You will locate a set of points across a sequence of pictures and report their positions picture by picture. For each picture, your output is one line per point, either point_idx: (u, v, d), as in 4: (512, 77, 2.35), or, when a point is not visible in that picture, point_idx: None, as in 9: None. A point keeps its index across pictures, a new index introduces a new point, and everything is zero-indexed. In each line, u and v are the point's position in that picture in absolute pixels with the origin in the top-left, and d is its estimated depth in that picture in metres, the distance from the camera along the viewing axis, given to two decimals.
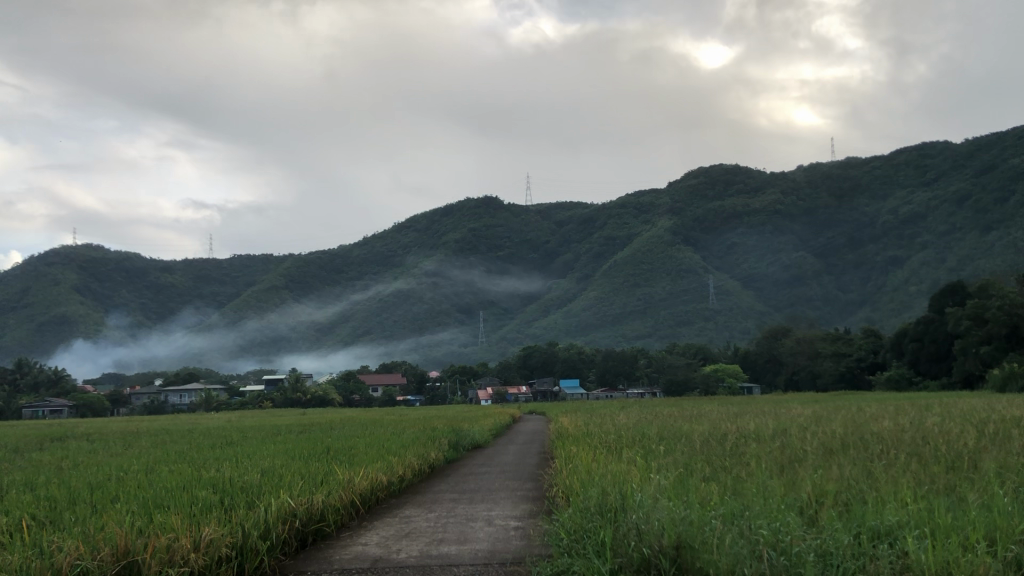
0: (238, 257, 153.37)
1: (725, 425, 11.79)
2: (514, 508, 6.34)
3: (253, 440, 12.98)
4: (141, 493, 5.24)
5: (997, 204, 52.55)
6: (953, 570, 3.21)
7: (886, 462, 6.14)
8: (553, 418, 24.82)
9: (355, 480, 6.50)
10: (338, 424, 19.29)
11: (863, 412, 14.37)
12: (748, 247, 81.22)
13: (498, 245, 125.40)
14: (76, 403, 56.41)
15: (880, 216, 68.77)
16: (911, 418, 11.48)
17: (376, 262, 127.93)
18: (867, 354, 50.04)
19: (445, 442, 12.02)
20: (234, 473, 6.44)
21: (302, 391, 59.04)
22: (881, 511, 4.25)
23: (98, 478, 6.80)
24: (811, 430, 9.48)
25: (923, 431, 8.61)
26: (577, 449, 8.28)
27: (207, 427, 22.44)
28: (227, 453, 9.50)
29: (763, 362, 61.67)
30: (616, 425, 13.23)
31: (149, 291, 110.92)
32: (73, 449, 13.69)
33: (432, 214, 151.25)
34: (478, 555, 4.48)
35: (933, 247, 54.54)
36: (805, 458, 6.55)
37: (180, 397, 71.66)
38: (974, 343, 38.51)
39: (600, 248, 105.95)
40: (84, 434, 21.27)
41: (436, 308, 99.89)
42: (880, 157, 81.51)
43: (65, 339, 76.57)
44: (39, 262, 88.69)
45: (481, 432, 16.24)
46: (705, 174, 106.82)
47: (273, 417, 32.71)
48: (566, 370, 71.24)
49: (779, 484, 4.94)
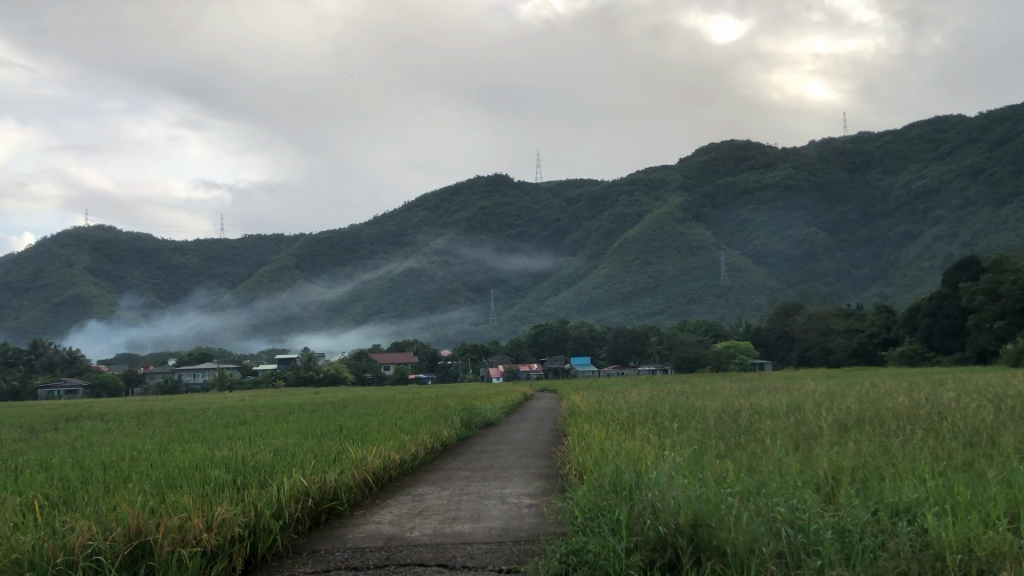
0: (249, 237, 153.67)
1: (738, 401, 11.78)
2: (527, 485, 6.32)
3: (267, 418, 12.97)
4: (152, 472, 5.23)
5: (1011, 177, 52.08)
6: (978, 549, 3.17)
7: (903, 438, 6.06)
8: (565, 395, 24.81)
9: (368, 458, 6.49)
10: (351, 402, 19.47)
11: (878, 387, 14.40)
12: (759, 223, 80.97)
13: (509, 224, 125.24)
14: (91, 384, 56.79)
15: (893, 190, 68.38)
16: (926, 393, 11.31)
17: (387, 241, 128.00)
18: (879, 329, 49.92)
19: (457, 420, 11.99)
20: (247, 452, 6.41)
21: (314, 369, 59.39)
22: (900, 487, 4.19)
23: (112, 457, 6.81)
24: (825, 406, 9.38)
25: (938, 406, 8.49)
26: (589, 427, 8.21)
27: (220, 405, 22.62)
28: (240, 431, 9.54)
29: (775, 338, 61.86)
30: (628, 402, 13.22)
31: (161, 271, 111.39)
32: (88, 429, 13.86)
33: (442, 192, 151.04)
34: (492, 533, 4.46)
35: (947, 221, 54.24)
36: (821, 433, 6.49)
37: (193, 375, 72.09)
38: (989, 318, 38.41)
39: (611, 225, 105.70)
40: (97, 413, 21.42)
41: (447, 286, 99.91)
42: (893, 131, 80.82)
43: (79, 319, 77.01)
44: (52, 244, 88.96)
45: (492, 408, 16.27)
46: (716, 149, 106.10)
47: (287, 396, 32.89)
48: (578, 347, 71.41)
49: (794, 461, 4.90)
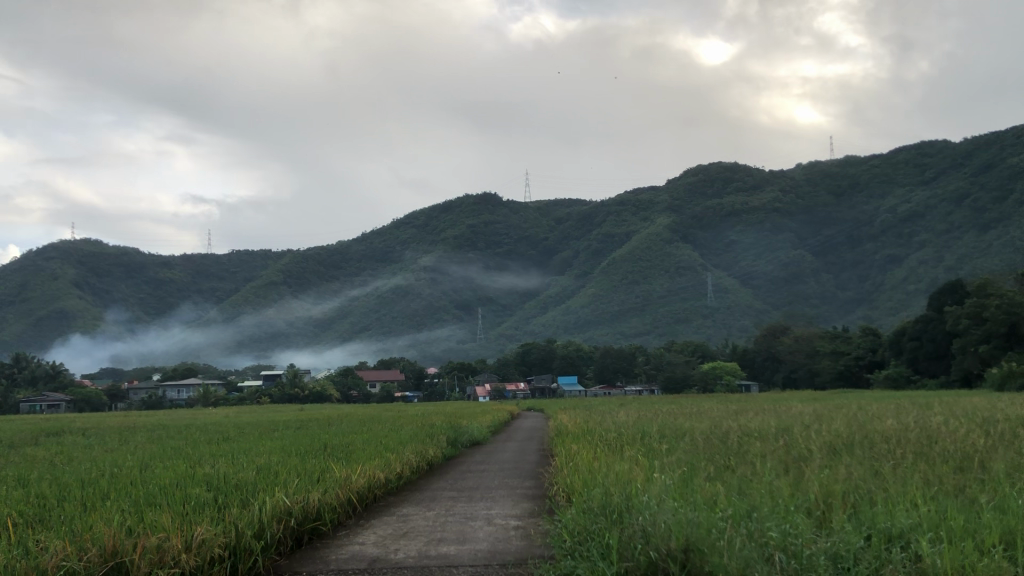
0: (237, 253, 153.16)
1: (725, 423, 11.75)
2: (514, 506, 6.24)
3: (252, 434, 12.80)
4: (133, 489, 5.13)
5: (995, 202, 52.57)
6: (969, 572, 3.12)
7: (895, 462, 5.99)
8: (553, 415, 24.72)
9: (352, 477, 6.40)
10: (336, 420, 19.34)
11: (865, 411, 14.45)
12: (746, 245, 81.33)
13: (497, 243, 125.26)
14: (74, 398, 56.27)
15: (879, 214, 68.81)
16: (914, 416, 11.23)
17: (374, 257, 127.89)
18: (865, 352, 50.21)
19: (444, 440, 11.87)
20: (229, 470, 6.33)
21: (300, 386, 59.07)
22: (892, 512, 4.13)
23: (92, 474, 6.70)
24: (814, 428, 9.31)
25: (927, 430, 8.42)
26: (578, 447, 8.14)
27: (205, 422, 22.43)
28: (225, 449, 9.44)
29: (761, 360, 61.86)
30: (615, 423, 13.15)
31: (148, 285, 110.77)
32: (69, 444, 13.70)
33: (430, 210, 151.21)
34: (478, 556, 4.37)
35: (932, 246, 54.59)
36: (812, 456, 6.44)
37: (178, 391, 71.55)
38: (974, 341, 38.62)
39: (599, 245, 105.84)
40: (80, 429, 21.16)
41: (435, 304, 99.73)
42: (879, 156, 81.54)
43: (64, 333, 76.39)
44: (37, 258, 88.29)
45: (479, 427, 16.15)
46: (704, 171, 106.68)
47: (273, 413, 32.66)
48: (565, 366, 71.30)
49: (785, 484, 4.84)
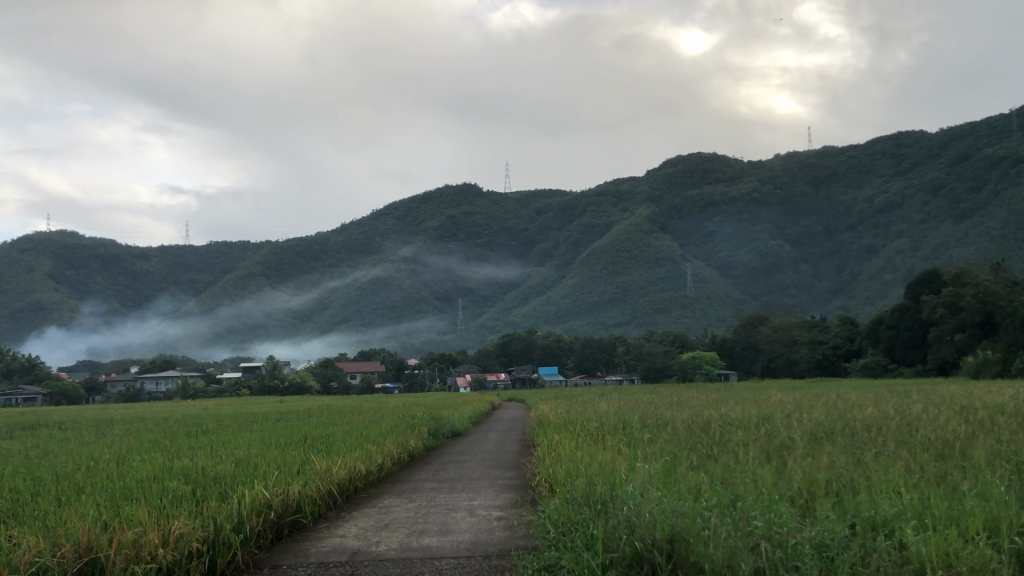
0: (214, 245, 152.04)
1: (707, 412, 11.79)
2: (497, 496, 6.21)
3: (231, 427, 12.73)
4: (109, 484, 5.04)
5: (971, 192, 52.99)
6: (954, 563, 3.10)
7: (877, 449, 6.02)
8: (534, 404, 24.73)
9: (333, 469, 6.33)
10: (315, 411, 19.30)
11: (844, 399, 14.59)
12: (725, 235, 81.72)
13: (477, 233, 125.02)
14: (50, 392, 55.69)
15: (856, 204, 69.35)
16: (893, 405, 11.33)
17: (353, 248, 127.12)
18: (842, 341, 50.34)
19: (425, 430, 11.83)
20: (208, 462, 6.28)
21: (280, 378, 58.78)
22: (878, 500, 4.12)
23: (69, 467, 6.62)
24: (796, 417, 9.35)
25: (908, 418, 8.46)
26: (560, 436, 8.15)
27: (184, 414, 22.28)
28: (203, 441, 9.37)
29: (740, 349, 62.10)
30: (595, 413, 13.18)
31: (125, 277, 109.74)
32: (45, 437, 13.54)
33: (410, 200, 150.56)
34: (461, 547, 4.33)
35: (909, 235, 55.14)
36: (794, 444, 6.46)
37: (156, 383, 71.01)
38: (949, 331, 39.16)
39: (579, 235, 105.92)
40: (56, 422, 20.97)
41: (415, 295, 99.39)
42: (857, 146, 82.00)
43: (39, 325, 75.48)
44: (13, 249, 87.23)
45: (461, 419, 16.08)
46: (684, 162, 106.86)
47: (251, 404, 32.47)
48: (545, 357, 71.31)
49: (770, 472, 4.85)
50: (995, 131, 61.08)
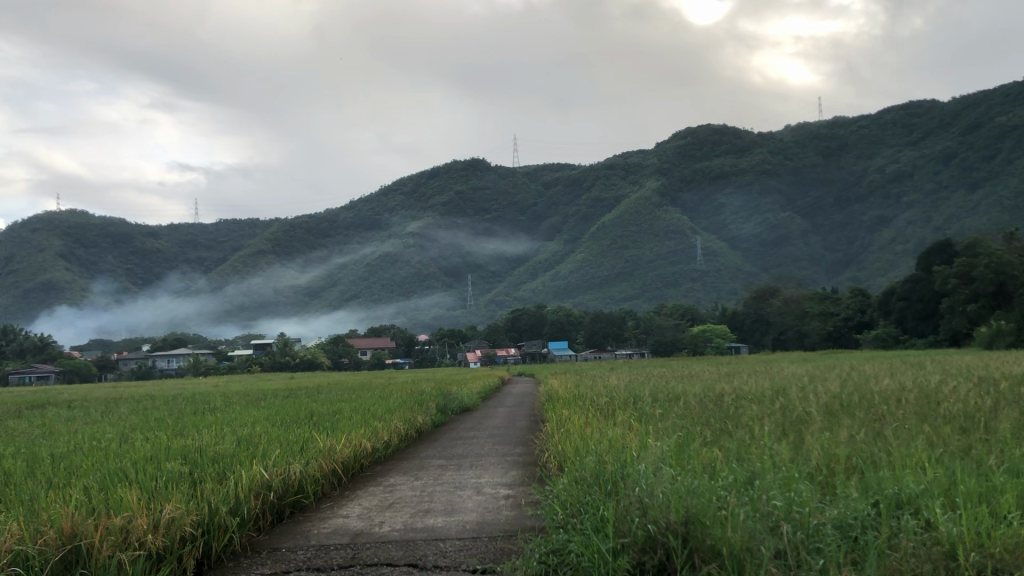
0: (223, 223, 151.89)
1: (718, 384, 11.73)
2: (503, 474, 6.07)
3: (237, 405, 12.56)
4: (106, 465, 4.90)
5: (983, 161, 52.63)
6: (976, 549, 2.88)
7: (895, 423, 5.82)
8: (542, 380, 24.67)
9: (336, 446, 6.17)
10: (324, 386, 19.25)
11: (856, 370, 14.55)
12: (733, 208, 81.51)
13: (485, 209, 124.95)
14: (63, 370, 55.94)
15: (867, 175, 69.05)
16: (910, 376, 11.15)
17: (361, 224, 126.86)
18: (854, 313, 49.66)
19: (433, 406, 11.67)
20: (207, 442, 6.07)
21: (290, 354, 58.88)
22: (903, 476, 3.92)
23: (69, 446, 6.56)
24: (808, 390, 9.16)
25: (923, 390, 8.27)
26: (568, 412, 7.99)
27: (192, 392, 22.20)
28: (206, 420, 9.14)
29: (751, 322, 61.63)
30: (605, 387, 13.07)
31: (135, 254, 109.81)
32: (52, 417, 13.43)
33: (418, 176, 150.27)
34: (466, 528, 4.16)
35: (920, 206, 54.92)
36: (809, 419, 6.27)
37: (167, 361, 71.21)
38: (961, 302, 38.66)
39: (588, 209, 105.64)
40: (65, 400, 20.89)
41: (423, 270, 99.34)
42: (869, 116, 81.54)
43: (50, 304, 75.48)
44: (23, 228, 87.00)
45: (468, 393, 15.93)
46: (692, 134, 106.05)
47: (262, 382, 32.41)
48: (555, 331, 71.02)
49: (787, 448, 4.67)
50: (1007, 98, 60.55)
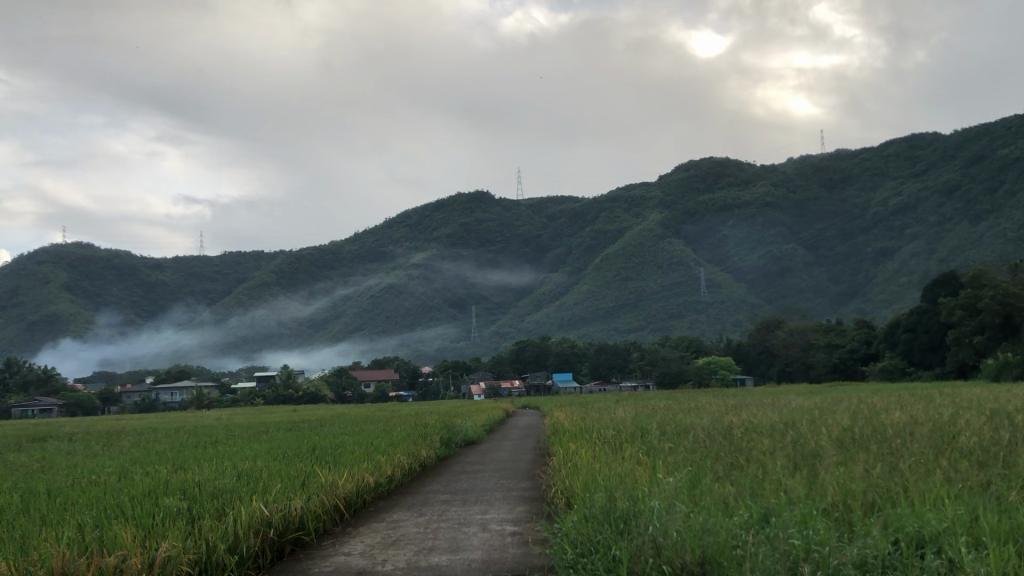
0: (228, 256, 152.16)
1: (727, 418, 11.58)
2: (509, 510, 5.92)
3: (239, 438, 12.35)
4: (103, 500, 4.81)
5: (986, 193, 52.69)
6: None
7: (911, 457, 5.68)
8: (548, 412, 24.55)
9: (338, 482, 6.06)
10: (329, 421, 18.99)
11: (866, 402, 14.37)
12: (738, 240, 81.64)
13: (489, 240, 125.22)
14: (66, 403, 55.68)
15: (870, 207, 69.20)
16: (919, 409, 10.96)
17: (365, 256, 127.10)
18: (860, 345, 49.36)
19: (437, 440, 11.51)
20: (207, 477, 5.94)
21: (293, 387, 58.58)
22: (918, 513, 3.79)
23: (68, 481, 6.45)
24: (816, 423, 8.97)
25: (934, 423, 8.10)
26: (576, 446, 7.84)
27: (194, 425, 21.94)
28: (208, 454, 8.97)
29: (756, 354, 61.44)
30: (611, 419, 12.92)
31: (140, 287, 109.86)
32: (51, 451, 13.23)
33: (422, 208, 150.72)
34: (471, 566, 4.05)
35: (925, 238, 54.97)
36: (824, 452, 6.11)
37: (171, 394, 70.89)
38: (968, 333, 38.26)
39: (592, 240, 105.84)
40: (67, 434, 20.74)
41: (428, 302, 99.26)
42: (871, 148, 81.82)
43: (54, 336, 75.36)
44: (28, 261, 87.08)
45: (472, 426, 15.68)
46: (695, 166, 106.37)
47: (265, 415, 32.14)
48: (559, 363, 70.76)
49: (798, 484, 4.53)
50: (1010, 130, 60.79)
